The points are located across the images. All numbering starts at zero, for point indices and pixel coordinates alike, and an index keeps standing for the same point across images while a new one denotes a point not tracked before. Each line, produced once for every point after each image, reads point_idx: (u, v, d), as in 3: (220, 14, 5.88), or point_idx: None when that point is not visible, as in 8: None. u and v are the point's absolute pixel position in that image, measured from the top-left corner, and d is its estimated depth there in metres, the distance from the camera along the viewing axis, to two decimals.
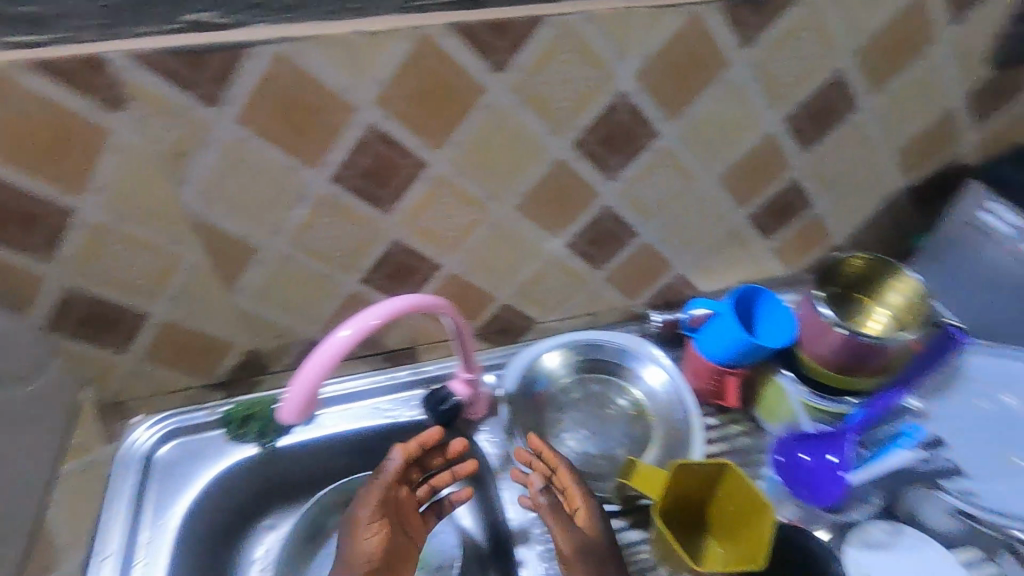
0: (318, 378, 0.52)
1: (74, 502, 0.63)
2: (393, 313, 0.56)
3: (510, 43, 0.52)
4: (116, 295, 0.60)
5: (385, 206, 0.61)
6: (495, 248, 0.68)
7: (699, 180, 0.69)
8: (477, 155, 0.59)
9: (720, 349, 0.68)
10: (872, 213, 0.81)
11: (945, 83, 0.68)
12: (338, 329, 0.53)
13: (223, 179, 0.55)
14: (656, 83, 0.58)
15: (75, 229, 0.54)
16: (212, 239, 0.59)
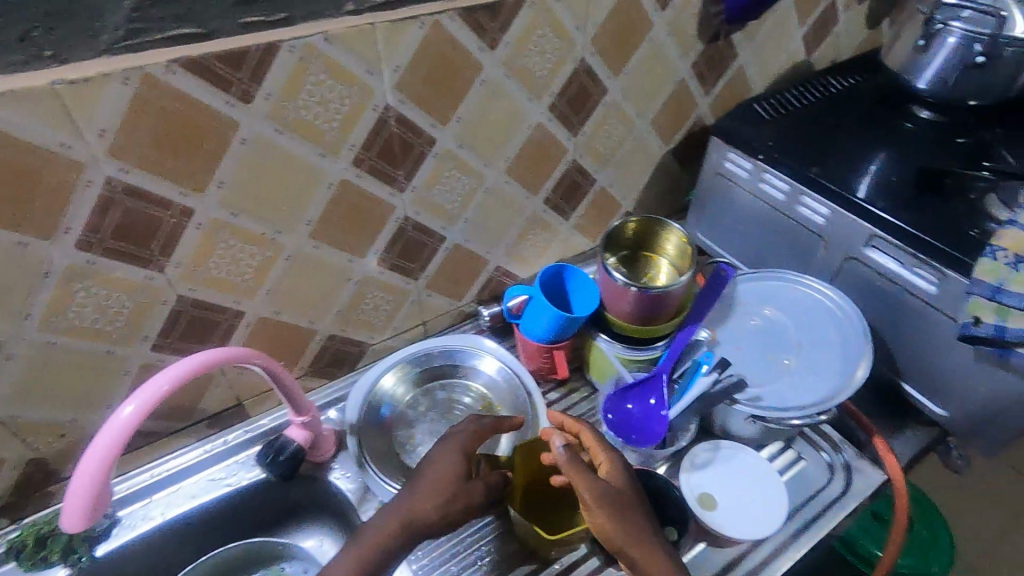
0: (100, 475, 0.49)
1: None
2: (190, 371, 0.52)
3: (240, 68, 0.50)
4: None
5: (159, 264, 0.55)
6: (298, 275, 0.65)
7: (484, 171, 0.72)
8: (240, 189, 0.56)
9: (539, 329, 0.74)
10: (646, 177, 0.92)
11: (668, 57, 0.79)
12: (122, 406, 0.49)
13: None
14: (417, 92, 0.60)
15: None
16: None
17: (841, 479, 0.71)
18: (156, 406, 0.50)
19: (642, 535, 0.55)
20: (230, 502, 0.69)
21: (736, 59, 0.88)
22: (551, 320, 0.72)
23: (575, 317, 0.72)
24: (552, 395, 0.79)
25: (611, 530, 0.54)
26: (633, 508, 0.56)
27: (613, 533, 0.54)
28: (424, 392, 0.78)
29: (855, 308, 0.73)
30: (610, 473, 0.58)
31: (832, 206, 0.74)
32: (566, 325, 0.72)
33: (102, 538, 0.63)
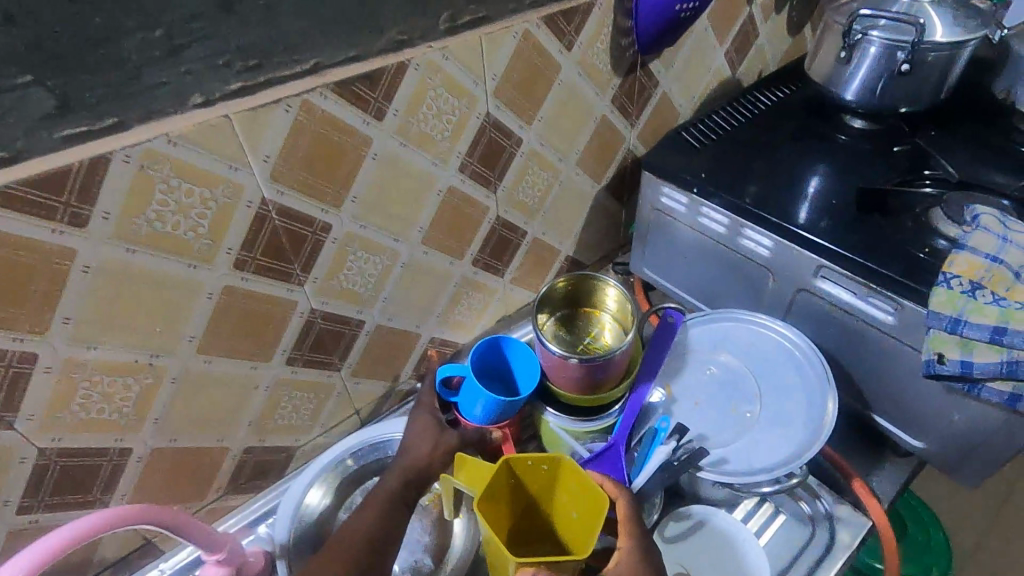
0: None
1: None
2: (48, 552, 0.44)
3: (61, 190, 0.42)
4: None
5: (6, 420, 0.47)
6: (191, 394, 0.57)
7: (396, 246, 0.65)
8: (94, 320, 0.48)
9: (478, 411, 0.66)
10: (582, 218, 0.86)
11: (582, 98, 0.73)
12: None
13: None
14: (298, 179, 0.53)
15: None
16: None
17: (825, 530, 0.65)
18: None
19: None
20: None
21: (656, 87, 0.83)
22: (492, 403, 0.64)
23: (519, 398, 0.65)
24: None
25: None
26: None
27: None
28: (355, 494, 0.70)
29: (815, 348, 0.68)
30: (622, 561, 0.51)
31: (774, 238, 0.69)
32: (509, 406, 0.65)
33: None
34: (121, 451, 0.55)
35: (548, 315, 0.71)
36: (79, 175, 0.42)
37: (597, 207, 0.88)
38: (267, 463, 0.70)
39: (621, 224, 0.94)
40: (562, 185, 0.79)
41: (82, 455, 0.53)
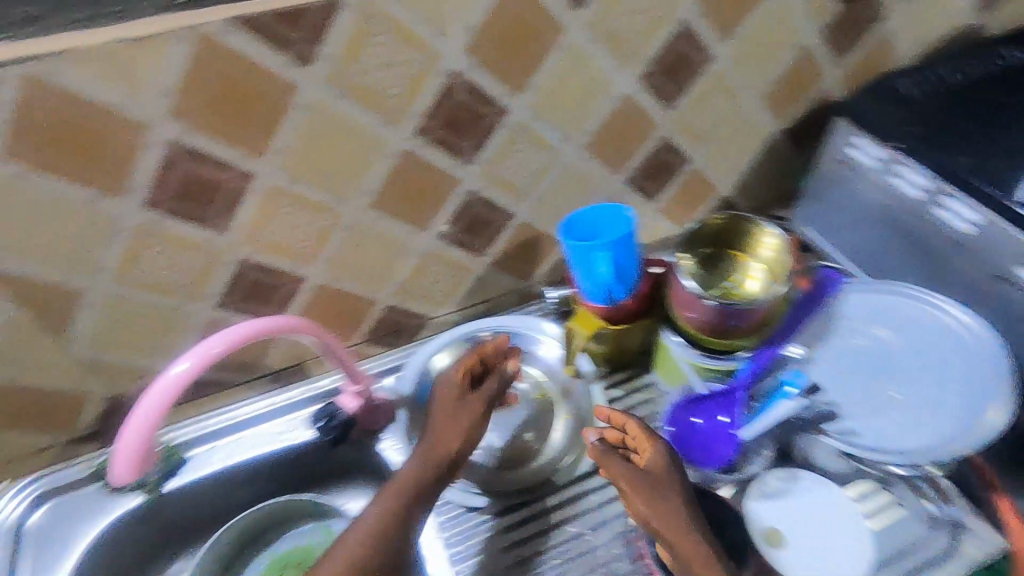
0: (152, 422, 0.50)
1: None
2: (243, 335, 0.52)
3: (295, 25, 0.46)
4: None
5: (221, 226, 0.56)
6: (358, 243, 0.64)
7: (561, 145, 0.66)
8: (298, 154, 0.54)
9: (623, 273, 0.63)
10: (750, 158, 0.80)
11: (787, 22, 0.67)
12: (174, 363, 0.50)
13: (8, 227, 0.48)
14: (489, 58, 0.55)
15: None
16: (22, 290, 0.53)
17: (945, 537, 0.60)
18: (208, 365, 0.50)
19: (676, 516, 0.54)
20: (282, 455, 0.72)
21: (877, 21, 0.73)
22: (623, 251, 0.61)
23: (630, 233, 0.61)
24: (613, 393, 0.75)
25: (649, 518, 0.55)
26: (667, 493, 0.56)
27: (651, 518, 0.55)
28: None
29: (995, 333, 0.59)
30: (648, 458, 0.58)
31: (982, 213, 0.60)
32: (627, 244, 0.61)
33: (173, 473, 0.68)
34: (295, 280, 0.64)
35: (689, 255, 0.67)
36: (313, 15, 0.46)
37: (771, 149, 0.81)
38: (406, 324, 0.77)
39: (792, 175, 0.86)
40: (741, 116, 0.74)
41: (269, 272, 0.62)
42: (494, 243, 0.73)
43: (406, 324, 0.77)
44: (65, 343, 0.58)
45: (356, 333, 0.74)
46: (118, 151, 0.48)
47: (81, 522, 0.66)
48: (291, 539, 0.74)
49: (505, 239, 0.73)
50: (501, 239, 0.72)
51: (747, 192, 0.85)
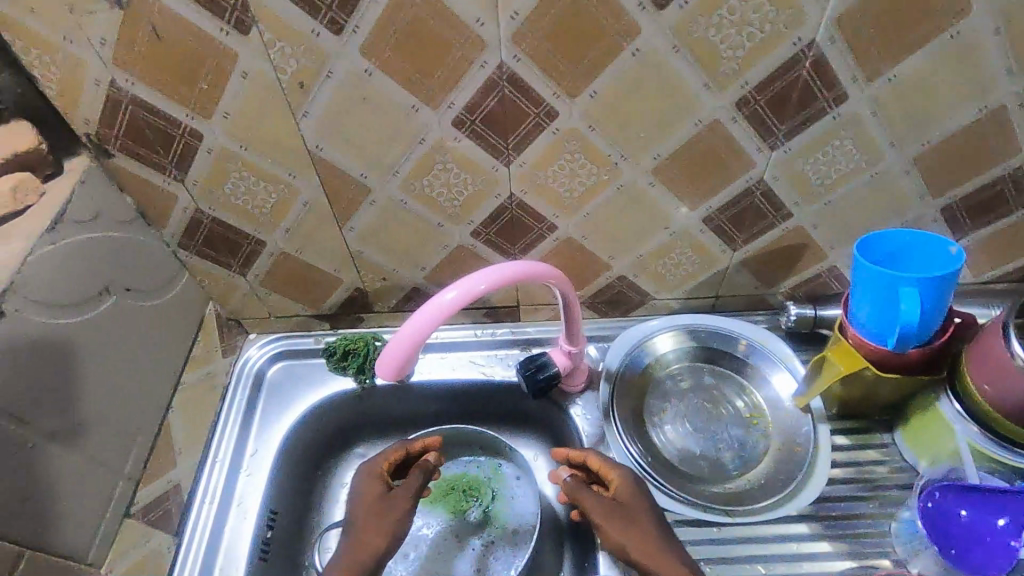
0: (416, 340, 0.49)
1: (180, 402, 0.65)
2: (507, 277, 0.51)
3: None
4: (236, 221, 0.61)
5: (508, 158, 0.55)
6: (622, 206, 0.61)
7: (885, 151, 0.55)
8: (608, 102, 0.51)
9: (924, 318, 0.53)
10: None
11: None
12: (444, 290, 0.49)
13: (340, 118, 0.52)
14: (857, 32, 0.46)
15: (201, 154, 0.54)
16: (328, 176, 0.57)
17: None
18: (471, 300, 0.49)
19: (654, 548, 0.53)
20: (476, 386, 0.75)
21: None
22: (938, 292, 0.51)
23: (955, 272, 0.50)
24: (839, 440, 0.66)
25: (622, 543, 0.54)
26: (641, 523, 0.55)
27: (630, 545, 0.54)
28: (707, 373, 0.72)
29: None
30: (619, 486, 0.58)
31: None
32: (947, 284, 0.50)
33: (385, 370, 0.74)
34: (548, 226, 0.63)
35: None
36: None
37: None
38: (627, 297, 0.73)
39: None
40: None
41: (529, 214, 0.61)
42: (754, 240, 0.65)
43: (627, 298, 0.73)
44: (340, 231, 0.63)
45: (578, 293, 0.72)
46: (453, 65, 0.48)
47: (306, 387, 0.75)
48: (489, 472, 0.75)
49: (768, 239, 0.65)
50: (764, 237, 0.65)
51: None
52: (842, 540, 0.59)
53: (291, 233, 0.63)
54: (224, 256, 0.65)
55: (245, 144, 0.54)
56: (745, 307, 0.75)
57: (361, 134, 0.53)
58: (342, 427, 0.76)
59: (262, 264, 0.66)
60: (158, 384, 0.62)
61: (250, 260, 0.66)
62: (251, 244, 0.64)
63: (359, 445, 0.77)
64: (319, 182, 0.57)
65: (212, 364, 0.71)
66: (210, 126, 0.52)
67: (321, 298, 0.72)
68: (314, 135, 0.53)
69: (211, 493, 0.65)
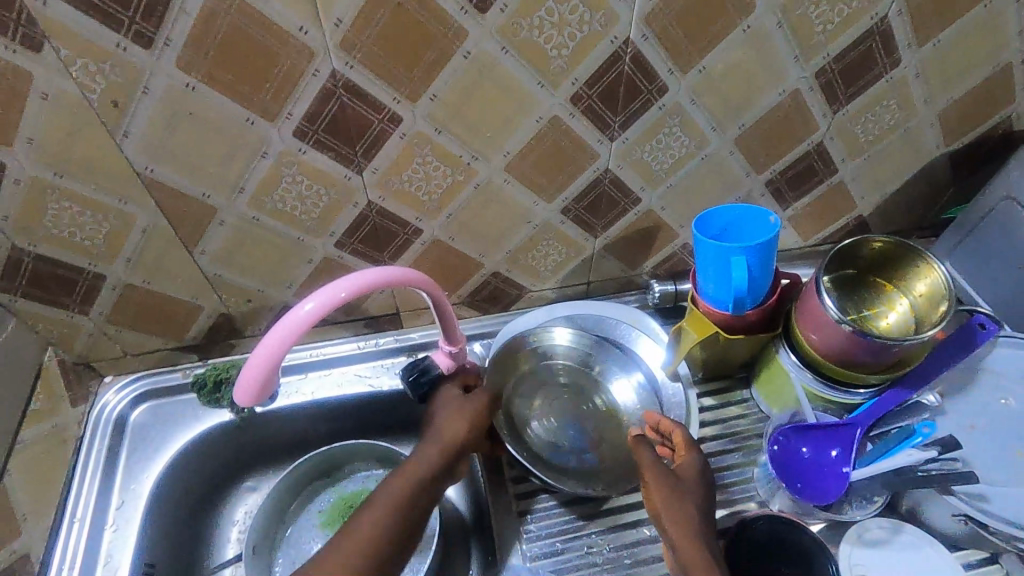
0: (273, 360, 0.47)
1: (18, 464, 0.58)
2: (367, 283, 0.50)
3: None
4: (65, 255, 0.56)
5: (360, 166, 0.55)
6: (483, 204, 0.62)
7: (710, 133, 0.61)
8: (450, 104, 0.52)
9: (756, 282, 0.59)
10: (905, 179, 0.73)
11: (995, 35, 0.59)
12: (303, 303, 0.47)
13: (169, 136, 0.49)
14: (666, 30, 0.51)
15: (8, 186, 0.48)
16: (167, 199, 0.53)
17: None
18: (334, 309, 0.48)
19: (691, 526, 0.53)
20: (365, 399, 0.73)
21: None
22: (762, 258, 0.56)
23: (774, 240, 0.56)
24: (705, 401, 0.72)
25: (660, 511, 0.55)
26: (691, 500, 0.55)
27: (669, 514, 0.54)
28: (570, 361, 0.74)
29: None
30: (683, 465, 0.59)
31: None
32: (769, 251, 0.56)
33: None
34: (413, 230, 0.63)
35: (831, 272, 0.62)
36: None
37: (928, 173, 0.73)
38: (504, 292, 0.75)
39: (940, 204, 0.79)
40: (911, 133, 0.67)
41: (392, 219, 0.61)
42: (612, 225, 0.69)
43: (505, 292, 0.75)
44: (191, 255, 0.59)
45: (457, 293, 0.73)
46: (284, 75, 0.47)
47: (176, 425, 0.70)
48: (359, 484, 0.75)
49: (624, 222, 0.69)
50: (620, 222, 0.69)
51: (887, 216, 0.78)
52: (715, 492, 0.65)
53: (135, 263, 0.58)
54: (57, 295, 0.59)
55: (60, 170, 0.49)
56: (615, 289, 0.80)
57: (195, 152, 0.50)
58: (225, 461, 0.72)
59: (106, 299, 0.61)
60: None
61: (91, 297, 0.60)
62: (88, 279, 0.58)
63: (246, 479, 0.74)
64: (156, 205, 0.54)
65: (60, 417, 0.64)
66: (14, 154, 0.47)
67: (183, 328, 0.68)
68: (140, 156, 0.49)
69: (74, 556, 0.60)
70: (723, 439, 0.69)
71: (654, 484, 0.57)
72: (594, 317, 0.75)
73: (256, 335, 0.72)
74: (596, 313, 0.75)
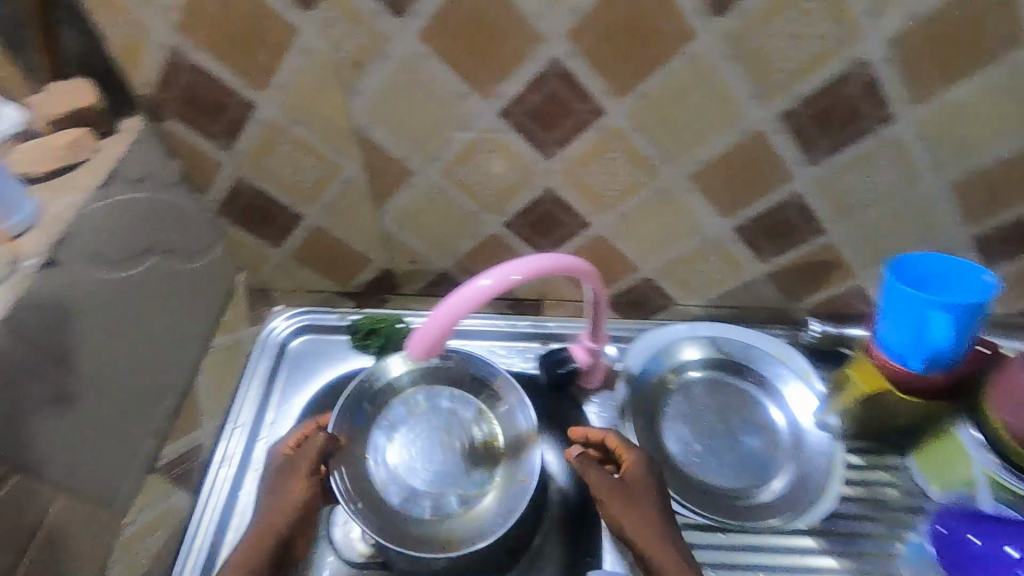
0: (445, 327, 0.48)
1: (207, 364, 0.67)
2: (538, 268, 0.51)
3: None
4: (277, 193, 0.62)
5: (550, 153, 0.56)
6: (656, 210, 0.61)
7: (924, 174, 0.55)
8: (655, 104, 0.51)
9: (946, 347, 0.53)
10: None
11: None
12: (479, 278, 0.48)
13: (391, 99, 0.52)
14: (910, 53, 0.47)
15: (252, 124, 0.55)
16: (372, 156, 0.58)
17: None
18: (504, 291, 0.49)
19: (655, 524, 0.53)
20: (495, 376, 0.75)
21: None
22: (963, 323, 0.51)
23: (984, 307, 0.50)
24: (852, 460, 0.66)
25: (620, 520, 0.54)
26: (650, 503, 0.54)
27: (626, 525, 0.53)
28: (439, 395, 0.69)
29: None
30: (630, 467, 0.57)
31: None
32: (974, 317, 0.50)
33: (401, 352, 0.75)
34: (580, 224, 0.63)
35: None
36: None
37: None
38: (649, 300, 0.74)
39: None
40: None
41: (564, 210, 0.62)
42: (784, 253, 0.65)
43: (650, 301, 0.74)
44: (377, 211, 0.64)
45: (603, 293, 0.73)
46: (508, 54, 0.49)
47: (326, 361, 0.76)
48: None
49: (798, 252, 0.65)
50: (794, 252, 0.65)
51: None
52: (851, 558, 0.60)
53: (329, 209, 0.64)
54: (260, 227, 0.66)
55: (295, 117, 0.54)
56: (766, 321, 0.75)
57: (409, 117, 0.54)
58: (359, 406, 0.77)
59: (297, 237, 0.68)
60: (190, 346, 0.63)
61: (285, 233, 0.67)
62: (287, 217, 0.65)
63: None
64: (362, 160, 0.58)
65: (238, 333, 0.72)
66: (264, 97, 0.53)
67: (350, 276, 0.73)
68: (363, 113, 0.54)
69: (228, 456, 0.66)
70: (868, 506, 0.63)
71: (608, 490, 0.55)
72: (741, 343, 0.72)
73: (408, 296, 0.76)
74: (743, 340, 0.72)
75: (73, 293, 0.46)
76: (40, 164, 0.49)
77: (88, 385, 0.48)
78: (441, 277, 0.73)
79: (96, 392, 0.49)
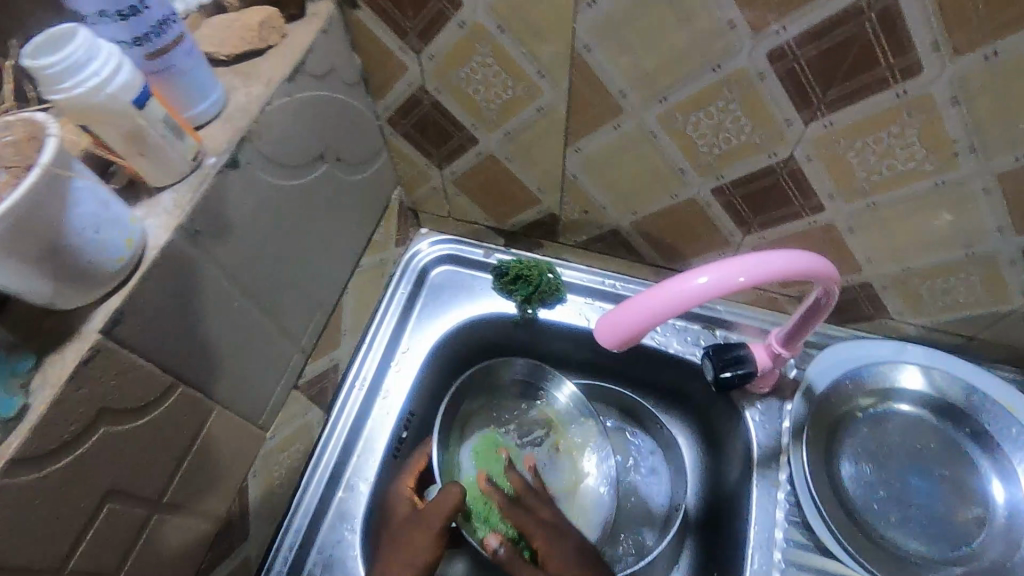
0: (641, 322, 0.40)
1: (356, 283, 0.63)
2: (770, 273, 0.39)
3: None
4: (458, 110, 0.54)
5: (814, 114, 0.43)
6: (927, 207, 0.47)
7: None
8: (1002, 74, 0.36)
9: None
10: None
11: None
12: (693, 272, 0.38)
13: (629, 19, 0.41)
14: None
15: (452, 26, 0.46)
16: (582, 85, 0.48)
17: None
18: (722, 295, 0.38)
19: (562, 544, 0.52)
20: (644, 353, 0.66)
21: None
22: None
23: None
24: None
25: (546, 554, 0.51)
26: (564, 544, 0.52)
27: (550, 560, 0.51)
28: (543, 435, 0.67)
29: None
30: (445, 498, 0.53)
31: None
32: None
33: (546, 304, 0.67)
34: (812, 207, 0.51)
35: None
36: None
37: None
38: (858, 307, 0.60)
39: None
40: None
41: (799, 186, 0.49)
42: None
43: (859, 308, 0.60)
44: (564, 149, 0.54)
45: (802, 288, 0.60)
46: None
47: (465, 295, 0.69)
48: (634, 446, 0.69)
49: None
50: None
51: None
52: None
53: (511, 139, 0.55)
54: (430, 143, 0.59)
55: (503, 25, 0.45)
56: (1003, 360, 0.59)
57: (644, 44, 0.43)
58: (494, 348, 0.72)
59: (466, 161, 0.60)
60: (342, 262, 0.59)
61: (455, 154, 0.60)
62: (462, 137, 0.57)
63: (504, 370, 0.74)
64: (568, 89, 0.48)
65: (387, 252, 0.68)
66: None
67: (509, 211, 0.66)
68: (587, 32, 0.43)
69: (361, 379, 0.63)
70: None
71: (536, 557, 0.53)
72: (966, 384, 0.58)
73: (566, 244, 0.68)
74: (969, 379, 0.58)
75: (249, 199, 0.42)
76: (230, 45, 0.44)
77: (251, 297, 0.45)
78: (610, 232, 0.63)
79: (257, 305, 0.46)
